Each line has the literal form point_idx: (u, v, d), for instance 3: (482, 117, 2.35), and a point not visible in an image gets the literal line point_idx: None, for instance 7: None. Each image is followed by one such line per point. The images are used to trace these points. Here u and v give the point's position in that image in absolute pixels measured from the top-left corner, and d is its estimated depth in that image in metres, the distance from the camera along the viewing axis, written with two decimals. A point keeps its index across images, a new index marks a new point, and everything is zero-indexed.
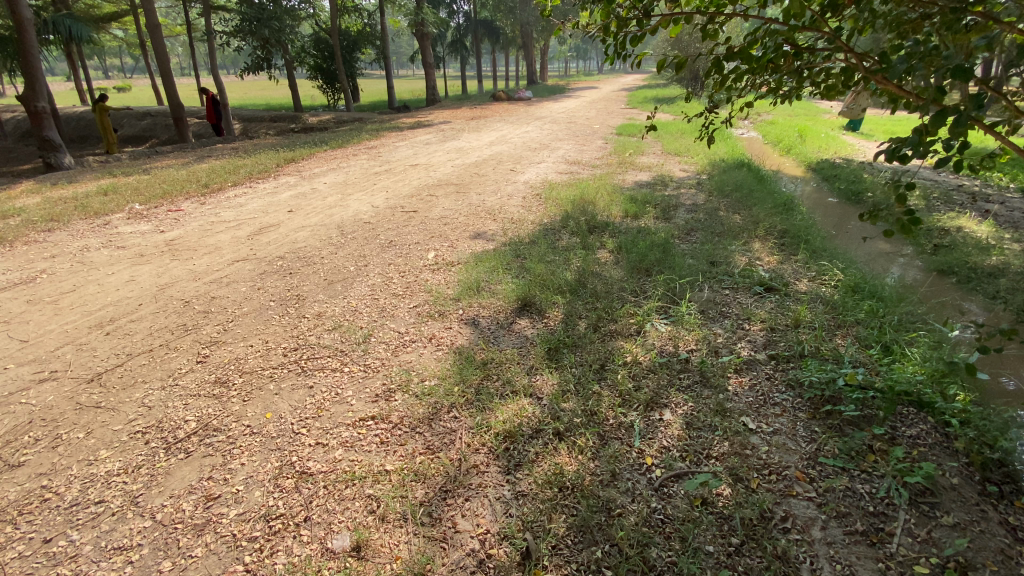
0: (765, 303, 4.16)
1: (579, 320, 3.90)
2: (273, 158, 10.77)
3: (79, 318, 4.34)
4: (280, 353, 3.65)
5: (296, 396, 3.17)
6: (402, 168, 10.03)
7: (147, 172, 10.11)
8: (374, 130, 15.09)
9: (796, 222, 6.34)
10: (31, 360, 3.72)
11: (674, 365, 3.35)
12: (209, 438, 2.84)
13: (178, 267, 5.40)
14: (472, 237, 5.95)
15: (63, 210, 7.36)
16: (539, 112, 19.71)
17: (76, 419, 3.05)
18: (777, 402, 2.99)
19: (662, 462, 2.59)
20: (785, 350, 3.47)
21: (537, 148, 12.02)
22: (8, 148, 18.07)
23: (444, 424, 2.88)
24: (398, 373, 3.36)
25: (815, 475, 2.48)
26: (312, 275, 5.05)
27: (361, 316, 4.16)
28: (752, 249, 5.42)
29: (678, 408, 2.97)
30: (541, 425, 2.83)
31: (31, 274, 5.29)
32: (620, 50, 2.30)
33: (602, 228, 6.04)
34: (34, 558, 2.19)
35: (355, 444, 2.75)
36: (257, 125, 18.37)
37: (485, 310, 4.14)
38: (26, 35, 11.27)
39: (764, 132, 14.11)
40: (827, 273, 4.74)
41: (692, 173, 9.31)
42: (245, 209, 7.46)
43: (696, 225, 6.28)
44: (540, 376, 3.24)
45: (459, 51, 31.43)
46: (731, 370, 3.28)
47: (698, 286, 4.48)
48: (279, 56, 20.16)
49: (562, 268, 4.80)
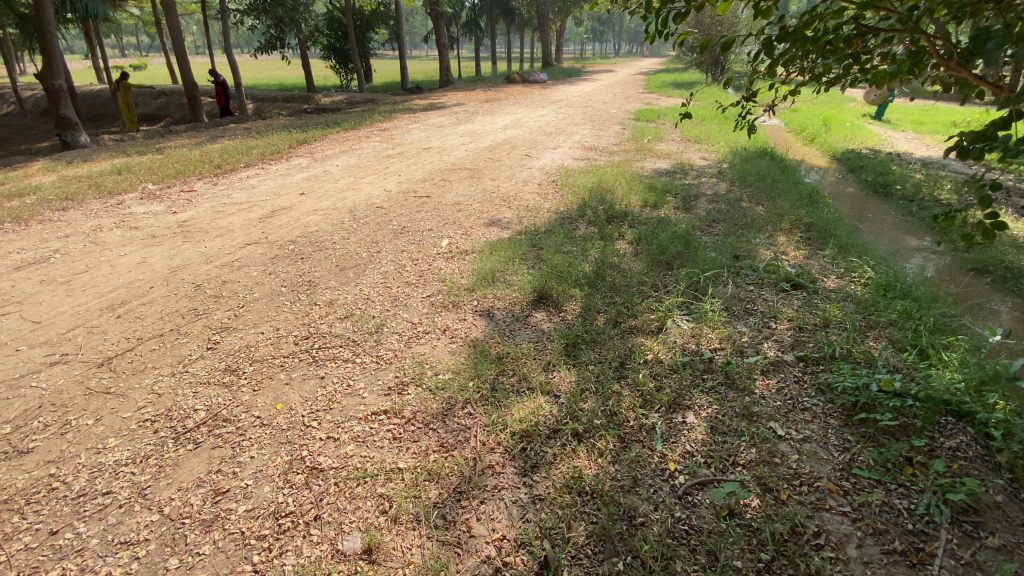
0: (792, 301, 3.99)
1: (597, 314, 3.77)
2: (286, 139, 10.65)
3: (91, 300, 4.29)
4: (291, 341, 3.58)
5: (307, 387, 3.10)
6: (415, 151, 9.87)
7: (161, 151, 10.06)
8: (388, 112, 14.90)
9: (823, 215, 6.11)
10: (42, 343, 3.68)
11: (697, 364, 3.22)
12: (219, 429, 2.78)
13: (190, 249, 5.34)
14: (487, 224, 5.81)
15: (77, 189, 7.33)
16: (554, 95, 19.32)
17: (85, 405, 3.00)
18: (807, 407, 2.86)
19: (685, 469, 2.49)
20: (814, 351, 3.32)
21: (553, 133, 11.77)
22: (25, 125, 18.18)
23: (458, 421, 2.78)
24: (411, 365, 3.27)
25: (848, 488, 2.36)
26: (324, 261, 4.95)
27: (373, 304, 4.07)
28: (776, 243, 5.23)
29: (702, 411, 2.84)
30: (559, 425, 2.72)
31: (44, 253, 5.26)
32: (660, 29, 2.19)
33: (621, 218, 5.87)
34: (40, 551, 2.13)
35: (367, 440, 2.67)
36: (269, 105, 18.24)
37: (500, 301, 4.02)
38: (44, 10, 11.16)
39: (787, 120, 13.70)
40: (856, 270, 4.54)
41: (713, 162, 9.04)
42: (257, 191, 7.37)
43: (718, 217, 6.08)
44: (557, 374, 3.13)
45: (473, 32, 30.88)
46: (758, 372, 3.15)
47: (721, 281, 4.32)
48: (292, 35, 19.93)
49: (579, 259, 4.66)
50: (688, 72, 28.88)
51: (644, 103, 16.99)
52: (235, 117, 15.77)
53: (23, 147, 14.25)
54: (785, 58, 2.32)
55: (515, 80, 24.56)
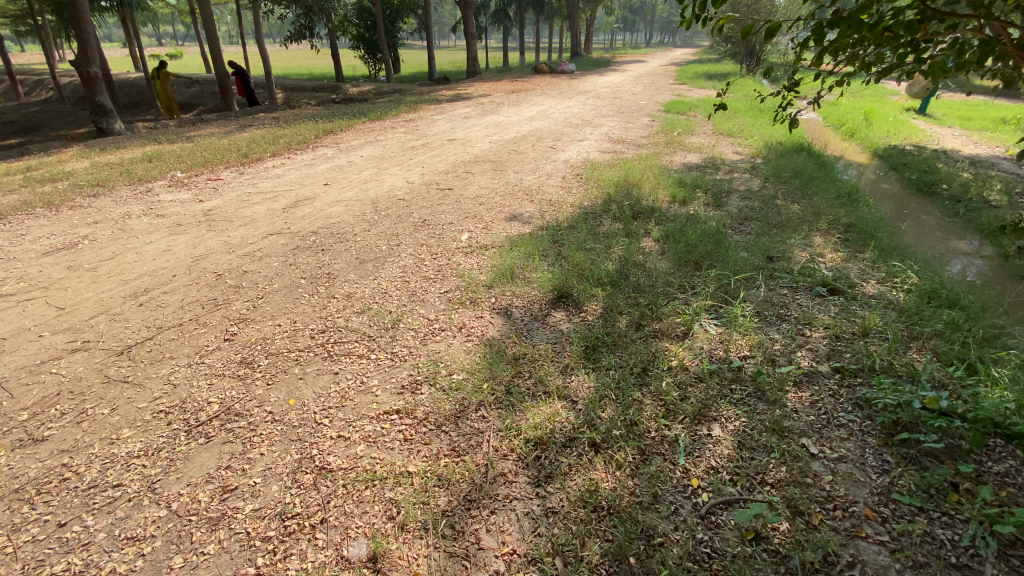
0: (828, 307, 3.77)
1: (619, 316, 3.63)
2: (312, 128, 10.71)
3: (114, 287, 4.36)
4: (307, 335, 3.54)
5: (321, 382, 3.05)
6: (439, 142, 9.80)
7: (191, 140, 10.23)
8: (414, 102, 14.87)
9: (863, 215, 5.80)
10: (65, 329, 3.75)
11: (725, 373, 3.06)
12: (231, 424, 2.75)
13: (213, 238, 5.39)
14: (508, 219, 5.70)
15: (109, 176, 7.50)
16: (582, 86, 18.98)
17: (103, 394, 3.04)
18: (843, 423, 2.68)
19: (709, 486, 2.35)
20: (852, 362, 3.11)
21: (579, 124, 11.53)
22: (65, 111, 18.80)
23: (471, 425, 2.69)
24: (426, 363, 3.19)
25: (887, 515, 2.18)
26: (344, 253, 4.92)
27: (391, 299, 4.01)
28: (813, 245, 4.97)
29: (729, 424, 2.69)
30: (576, 433, 2.61)
31: (74, 239, 5.38)
32: (697, 13, 2.07)
33: (648, 214, 5.67)
34: (47, 544, 2.16)
35: (378, 440, 2.61)
36: (298, 94, 18.42)
37: (518, 299, 3.91)
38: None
39: (826, 114, 13.13)
40: (899, 275, 4.27)
41: (746, 156, 8.71)
42: (282, 181, 7.42)
43: (750, 215, 5.82)
44: (575, 378, 3.01)
45: (502, 21, 30.66)
46: (790, 383, 2.97)
47: (752, 283, 4.11)
48: (321, 24, 20.05)
49: (602, 257, 4.51)
50: (723, 62, 27.99)
51: (675, 95, 16.52)
52: (264, 107, 15.99)
53: (63, 133, 14.75)
54: (835, 46, 2.17)
55: (543, 70, 24.25)
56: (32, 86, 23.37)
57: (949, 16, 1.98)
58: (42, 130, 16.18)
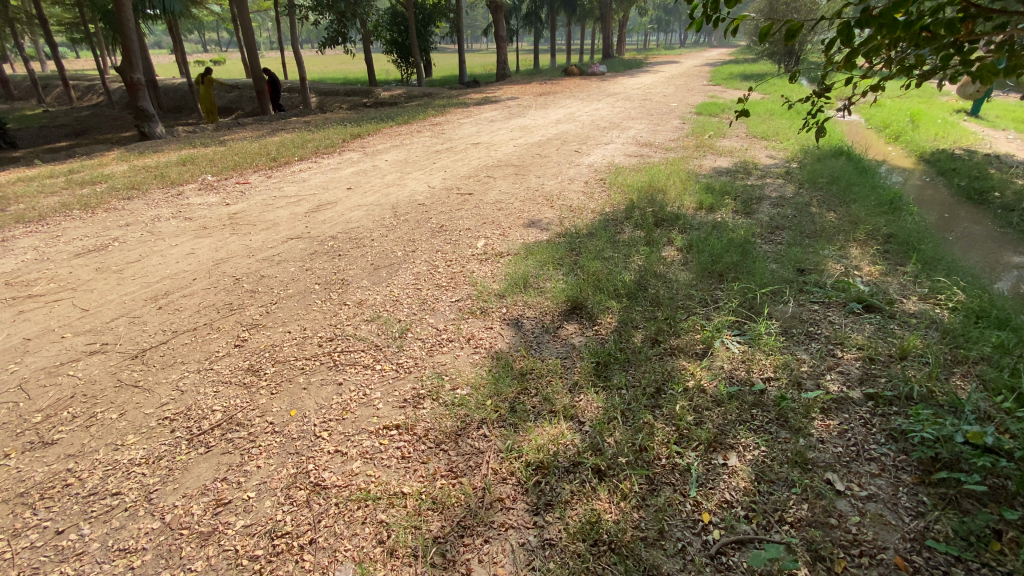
0: (863, 326, 3.51)
1: (634, 331, 3.46)
2: (340, 133, 10.86)
3: (137, 289, 4.46)
4: (315, 343, 3.51)
5: (323, 394, 3.00)
6: (463, 146, 9.76)
7: (224, 144, 10.53)
8: (442, 106, 14.94)
9: (905, 224, 5.44)
10: (87, 330, 3.85)
11: (746, 397, 2.86)
12: (231, 434, 2.73)
13: (235, 241, 5.48)
14: (526, 225, 5.59)
15: (144, 179, 7.75)
16: (612, 88, 18.71)
17: (113, 399, 3.09)
18: (874, 457, 2.46)
19: (721, 522, 2.18)
20: (887, 389, 2.87)
21: (607, 127, 11.32)
22: (113, 115, 19.73)
23: (471, 444, 2.59)
24: (430, 376, 3.11)
25: (920, 564, 1.97)
26: (360, 258, 4.90)
27: (401, 307, 3.95)
28: (849, 256, 4.67)
29: (747, 453, 2.51)
30: (580, 457, 2.47)
31: (105, 241, 5.56)
32: (710, 12, 2.00)
33: (672, 221, 5.46)
34: (44, 551, 2.17)
35: (375, 457, 2.53)
36: (331, 98, 18.78)
37: (530, 310, 3.80)
38: (125, 8, 11.89)
39: (869, 115, 12.51)
40: (943, 291, 3.95)
41: (781, 160, 8.35)
42: (307, 185, 7.51)
43: (781, 223, 5.53)
44: (583, 397, 2.87)
45: (534, 23, 30.65)
46: (816, 411, 2.76)
47: (780, 298, 3.87)
48: (354, 29, 20.42)
49: (620, 266, 4.34)
50: (762, 62, 27.09)
51: (708, 96, 16.08)
52: (298, 111, 16.37)
53: (109, 137, 15.44)
54: (866, 48, 2.02)
55: (573, 72, 24.04)
56: (85, 92, 24.68)
57: (996, 14, 1.82)
58: (92, 134, 17.00)
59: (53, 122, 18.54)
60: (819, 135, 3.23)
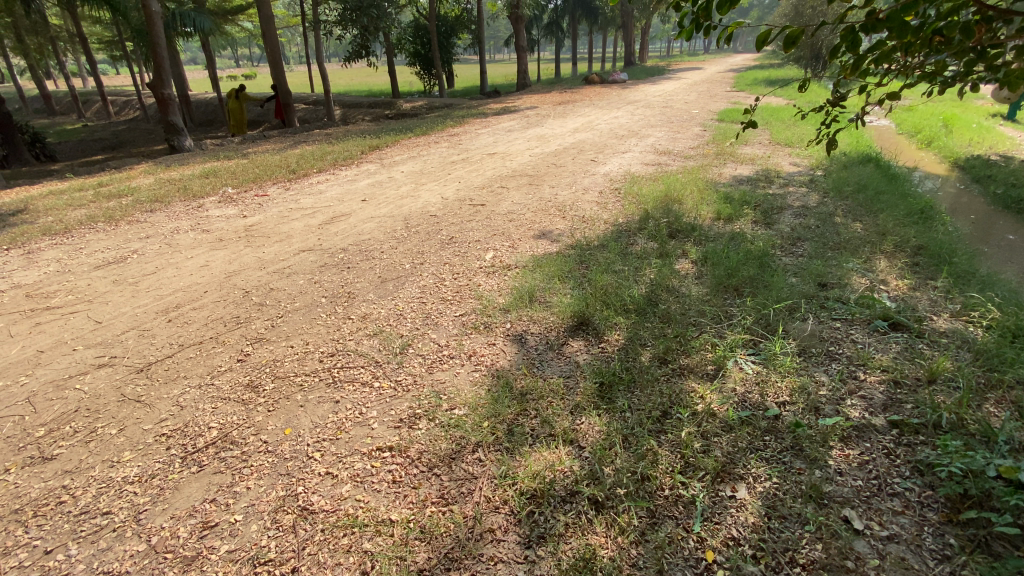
0: (888, 345, 3.29)
1: (642, 349, 3.32)
2: (359, 144, 10.99)
3: (150, 301, 4.53)
4: (316, 359, 3.46)
5: (319, 412, 2.95)
6: (479, 157, 9.74)
7: (246, 156, 10.75)
8: (461, 116, 15.02)
9: (937, 235, 5.15)
10: (97, 343, 3.91)
11: (759, 423, 2.69)
12: (224, 453, 2.71)
13: (249, 253, 5.53)
14: (537, 236, 5.50)
15: (167, 192, 7.94)
16: (632, 95, 18.54)
17: (115, 413, 3.12)
18: (897, 492, 2.28)
19: (727, 561, 2.03)
20: (913, 417, 2.67)
21: (625, 136, 11.18)
22: (148, 129, 20.48)
23: (465, 468, 2.50)
24: (428, 395, 3.02)
25: None
26: (368, 271, 4.89)
27: (404, 322, 3.89)
28: (875, 269, 4.43)
29: (757, 484, 2.35)
30: (578, 487, 2.34)
31: (124, 253, 5.70)
32: (702, 20, 1.94)
33: (687, 232, 5.29)
34: (30, 571, 2.18)
35: (366, 480, 2.46)
36: (355, 110, 19.09)
37: (535, 325, 3.70)
38: (157, 27, 12.32)
39: (900, 120, 12.06)
40: (977, 308, 3.69)
41: (805, 168, 8.06)
42: (323, 197, 7.57)
43: (803, 234, 5.30)
44: (585, 420, 2.75)
45: (555, 32, 30.74)
46: (835, 439, 2.58)
47: (799, 314, 3.66)
48: (377, 42, 20.77)
49: (631, 280, 4.21)
50: (789, 67, 26.44)
51: (731, 103, 15.78)
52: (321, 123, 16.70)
53: (142, 150, 15.97)
54: (876, 54, 1.91)
55: (593, 81, 23.94)
56: (122, 107, 25.83)
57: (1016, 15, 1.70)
58: (126, 147, 17.63)
59: (92, 137, 19.35)
60: (834, 147, 3.09)
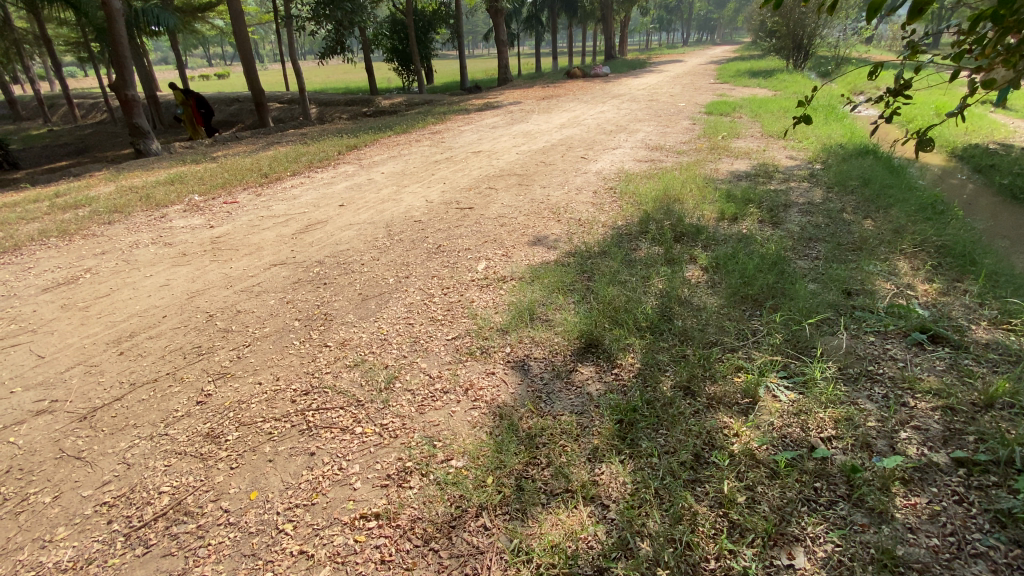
0: (932, 363, 2.95)
1: (661, 376, 2.93)
2: (336, 145, 10.41)
3: (102, 329, 4.00)
4: (287, 400, 3.00)
5: (292, 468, 2.51)
6: (463, 155, 9.27)
7: (215, 160, 10.11)
8: (443, 113, 14.52)
9: (954, 232, 4.87)
10: (37, 384, 3.39)
11: (807, 467, 2.32)
12: (178, 527, 2.26)
13: (215, 269, 5.01)
14: (532, 243, 5.10)
15: (128, 201, 7.33)
16: (616, 89, 18.14)
17: (51, 475, 2.63)
18: (982, 553, 1.91)
19: None
20: (980, 452, 2.31)
21: (614, 131, 10.81)
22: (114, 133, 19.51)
23: (469, 541, 2.09)
24: (419, 442, 2.59)
25: None
26: (347, 287, 4.42)
27: (389, 349, 3.44)
28: (898, 272, 4.11)
29: (817, 548, 1.98)
30: (607, 561, 1.96)
31: (76, 272, 5.13)
32: None
33: (692, 235, 4.92)
34: None
35: (348, 561, 2.04)
36: (332, 108, 18.40)
37: (538, 349, 3.29)
38: (116, 23, 11.50)
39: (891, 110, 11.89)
40: (1019, 313, 3.38)
41: (802, 161, 7.77)
42: (297, 202, 7.05)
43: (815, 234, 4.97)
44: (607, 470, 2.36)
45: (535, 26, 30.21)
46: (897, 485, 2.21)
47: (828, 329, 3.31)
48: (353, 38, 19.99)
49: (639, 292, 3.82)
50: (771, 59, 26.40)
51: (717, 95, 15.53)
52: (297, 124, 16.02)
53: (107, 155, 15.14)
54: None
55: (575, 75, 23.53)
56: (88, 111, 24.74)
57: None
58: (90, 153, 16.72)
59: (54, 142, 18.38)
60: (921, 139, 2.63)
